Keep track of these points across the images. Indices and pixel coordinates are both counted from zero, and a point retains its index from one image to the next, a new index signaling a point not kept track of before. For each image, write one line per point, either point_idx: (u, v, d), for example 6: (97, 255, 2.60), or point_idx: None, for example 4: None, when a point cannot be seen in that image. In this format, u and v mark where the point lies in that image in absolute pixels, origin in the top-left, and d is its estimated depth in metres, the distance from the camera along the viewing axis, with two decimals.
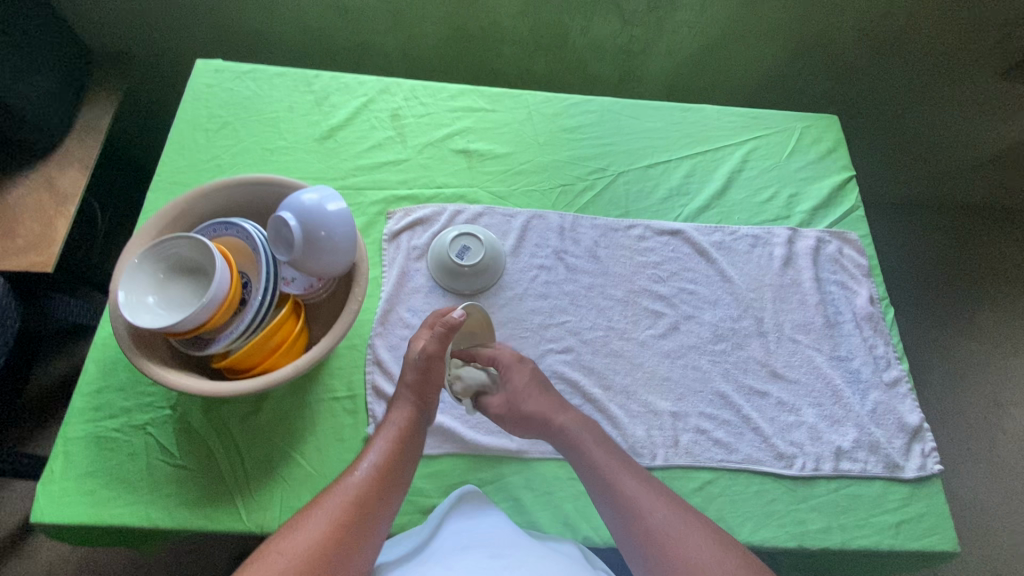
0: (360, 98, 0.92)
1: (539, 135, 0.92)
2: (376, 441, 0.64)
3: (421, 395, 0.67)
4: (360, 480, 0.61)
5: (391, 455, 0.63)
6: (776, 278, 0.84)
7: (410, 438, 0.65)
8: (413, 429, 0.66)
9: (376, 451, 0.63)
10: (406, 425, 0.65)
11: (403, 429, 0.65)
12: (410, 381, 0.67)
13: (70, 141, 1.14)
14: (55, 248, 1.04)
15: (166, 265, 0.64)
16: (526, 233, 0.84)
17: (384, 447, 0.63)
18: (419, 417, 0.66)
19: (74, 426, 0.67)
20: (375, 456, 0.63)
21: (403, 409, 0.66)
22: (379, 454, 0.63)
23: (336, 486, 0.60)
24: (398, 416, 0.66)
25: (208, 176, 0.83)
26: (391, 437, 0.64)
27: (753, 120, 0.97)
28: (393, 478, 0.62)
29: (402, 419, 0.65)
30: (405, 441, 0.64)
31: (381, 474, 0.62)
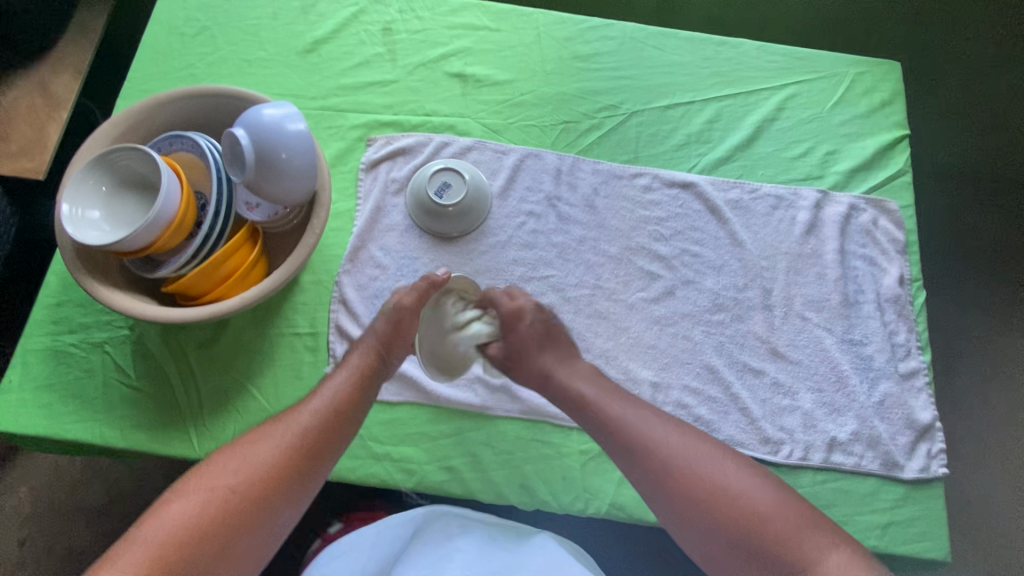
0: (350, 7, 0.82)
1: (546, 63, 0.82)
2: (333, 378, 0.61)
3: (386, 339, 0.64)
4: (310, 416, 0.57)
5: (348, 394, 0.60)
6: (795, 246, 0.74)
7: (371, 377, 0.62)
8: (375, 373, 0.62)
9: (332, 389, 0.60)
10: (367, 366, 0.62)
11: (365, 370, 0.62)
12: (378, 330, 0.64)
13: (64, 45, 1.08)
14: (47, 155, 1.01)
15: (116, 179, 0.59)
16: (518, 173, 0.76)
17: (342, 385, 0.60)
18: (382, 361, 0.63)
19: (33, 337, 0.66)
20: (330, 392, 0.60)
21: (366, 351, 0.63)
22: (334, 392, 0.60)
23: (286, 418, 0.58)
24: (360, 355, 0.63)
25: (181, 86, 0.77)
26: (351, 377, 0.61)
27: (798, 60, 0.84)
28: (348, 417, 0.59)
29: (366, 358, 0.62)
30: (364, 380, 0.61)
31: (335, 413, 0.58)
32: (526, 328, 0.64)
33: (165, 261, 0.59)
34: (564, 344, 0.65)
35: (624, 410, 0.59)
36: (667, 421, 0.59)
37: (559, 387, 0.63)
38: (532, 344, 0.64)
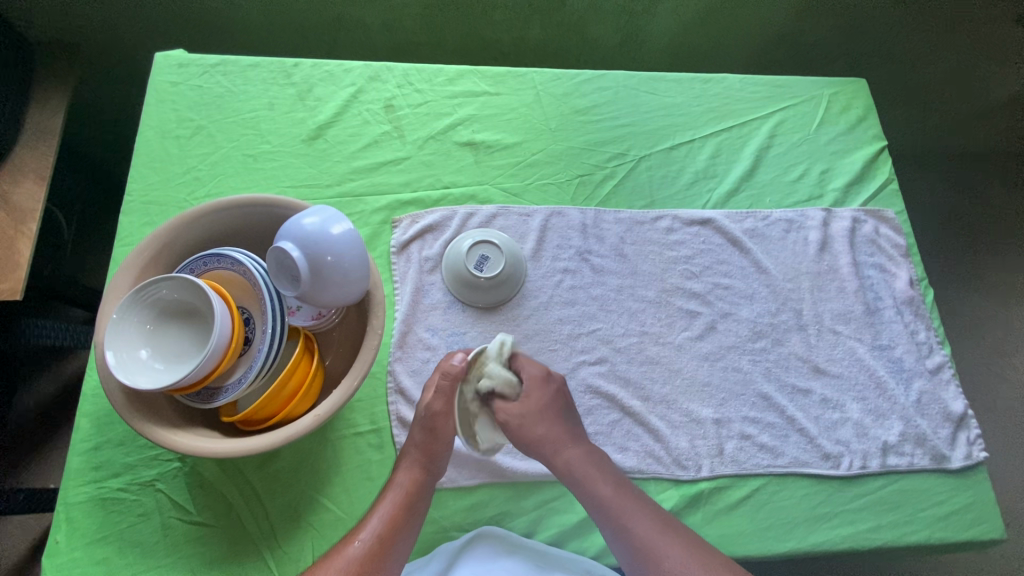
0: (348, 88, 0.82)
1: (550, 120, 0.83)
2: (379, 504, 0.59)
3: (432, 449, 0.61)
4: (355, 552, 0.56)
5: (396, 520, 0.58)
6: (813, 265, 0.79)
7: (417, 497, 0.60)
8: (422, 490, 0.60)
9: (378, 518, 0.58)
10: (412, 488, 0.60)
11: (411, 488, 0.60)
12: (418, 440, 0.62)
13: (20, 151, 1.01)
14: (21, 273, 0.94)
15: (155, 311, 0.56)
16: (546, 233, 0.77)
17: (388, 510, 0.59)
18: (427, 477, 0.61)
19: (73, 489, 0.61)
20: (377, 521, 0.58)
21: (410, 469, 0.61)
22: (380, 521, 0.58)
23: (335, 554, 0.56)
24: (406, 477, 0.60)
25: (186, 191, 0.74)
26: (397, 499, 0.59)
27: (779, 88, 0.89)
28: (395, 545, 0.57)
29: (414, 477, 0.60)
30: (411, 503, 0.59)
31: (381, 542, 0.57)
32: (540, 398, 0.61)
33: (219, 391, 0.56)
34: (572, 423, 0.63)
35: (646, 524, 0.59)
36: (657, 526, 0.59)
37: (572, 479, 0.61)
38: (547, 412, 0.61)
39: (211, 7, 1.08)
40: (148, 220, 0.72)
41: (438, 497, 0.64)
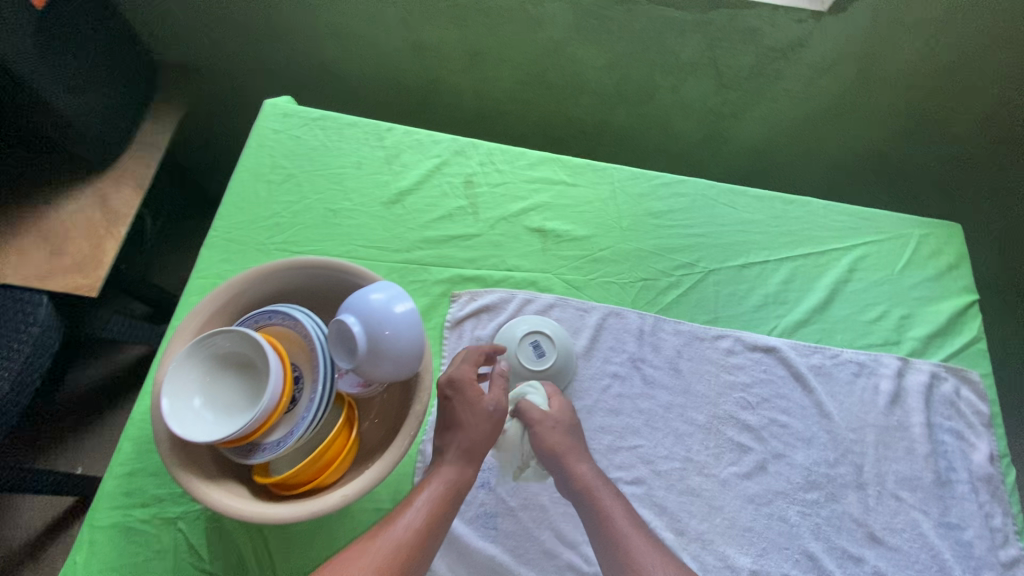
0: (433, 159, 0.85)
1: (622, 218, 0.83)
2: (418, 496, 0.57)
3: (486, 441, 0.61)
4: (407, 530, 0.54)
5: (440, 509, 0.56)
6: (881, 418, 0.73)
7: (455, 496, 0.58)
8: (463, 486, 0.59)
9: (425, 503, 0.56)
10: (462, 481, 0.59)
11: (457, 484, 0.58)
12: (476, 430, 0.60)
13: (127, 160, 1.12)
14: (101, 272, 1.03)
15: (213, 362, 0.58)
16: (601, 333, 0.76)
17: (425, 504, 0.56)
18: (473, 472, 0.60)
19: (102, 512, 0.62)
20: (422, 508, 0.56)
21: (463, 461, 0.59)
22: (421, 510, 0.56)
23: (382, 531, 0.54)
24: (454, 469, 0.59)
25: (267, 235, 0.77)
26: (444, 491, 0.58)
27: (865, 221, 0.86)
28: (439, 529, 0.56)
29: (462, 471, 0.59)
30: (449, 499, 0.58)
31: (429, 527, 0.55)
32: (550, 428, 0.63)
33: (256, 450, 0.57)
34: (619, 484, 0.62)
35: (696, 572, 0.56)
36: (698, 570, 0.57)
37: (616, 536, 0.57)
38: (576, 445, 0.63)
39: (321, 59, 1.15)
40: (226, 257, 0.75)
41: None
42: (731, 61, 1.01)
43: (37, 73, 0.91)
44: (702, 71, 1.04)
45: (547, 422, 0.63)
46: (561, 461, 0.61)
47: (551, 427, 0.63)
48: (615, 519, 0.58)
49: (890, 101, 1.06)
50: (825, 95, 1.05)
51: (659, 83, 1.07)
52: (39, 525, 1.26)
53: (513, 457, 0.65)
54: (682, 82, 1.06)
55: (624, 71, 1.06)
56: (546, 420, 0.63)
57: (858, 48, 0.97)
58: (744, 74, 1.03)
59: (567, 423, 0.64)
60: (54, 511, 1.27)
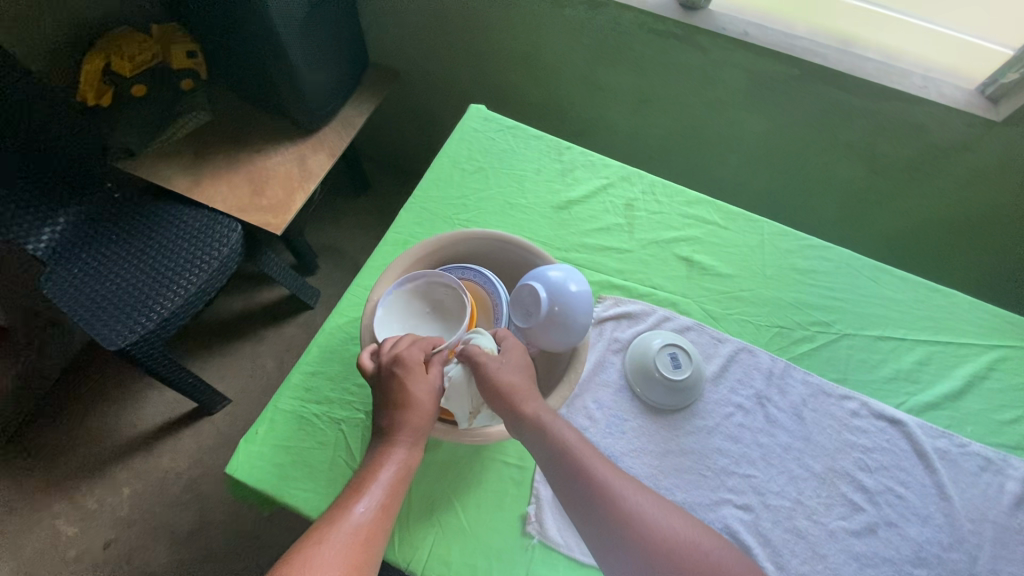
0: (602, 179, 0.95)
1: (766, 267, 0.89)
2: (370, 486, 0.59)
3: (419, 420, 0.62)
4: (365, 515, 0.56)
5: (395, 490, 0.59)
6: (1005, 518, 0.72)
7: (403, 483, 0.60)
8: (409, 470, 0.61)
9: (381, 487, 0.59)
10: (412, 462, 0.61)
11: (408, 465, 0.61)
12: (415, 407, 0.62)
13: (328, 131, 1.32)
14: (288, 217, 1.20)
15: (418, 297, 0.71)
16: (731, 364, 0.80)
17: (381, 490, 0.58)
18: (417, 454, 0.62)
19: (284, 398, 0.74)
20: (376, 493, 0.58)
21: (408, 445, 0.61)
22: (378, 493, 0.58)
23: (337, 520, 0.56)
24: (404, 447, 0.61)
25: (453, 210, 0.90)
26: (397, 473, 0.60)
27: (1012, 325, 0.86)
28: (394, 509, 0.59)
29: (411, 452, 0.61)
30: (399, 484, 0.60)
31: (383, 509, 0.58)
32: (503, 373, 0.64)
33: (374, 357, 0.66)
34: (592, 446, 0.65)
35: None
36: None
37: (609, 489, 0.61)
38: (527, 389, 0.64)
39: (504, 81, 1.31)
40: (417, 221, 0.88)
41: (552, 556, 0.67)
42: (890, 150, 1.06)
43: (295, 51, 1.11)
44: (857, 155, 1.09)
45: (497, 362, 0.64)
46: (514, 401, 0.63)
47: (499, 367, 0.64)
48: (573, 444, 0.63)
49: None
50: (980, 200, 1.07)
51: (811, 158, 1.14)
52: (158, 420, 1.43)
53: (465, 403, 0.65)
54: (835, 162, 1.12)
55: (781, 139, 1.14)
56: (493, 360, 0.64)
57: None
58: (901, 166, 1.08)
59: (518, 365, 0.66)
60: (172, 412, 1.44)
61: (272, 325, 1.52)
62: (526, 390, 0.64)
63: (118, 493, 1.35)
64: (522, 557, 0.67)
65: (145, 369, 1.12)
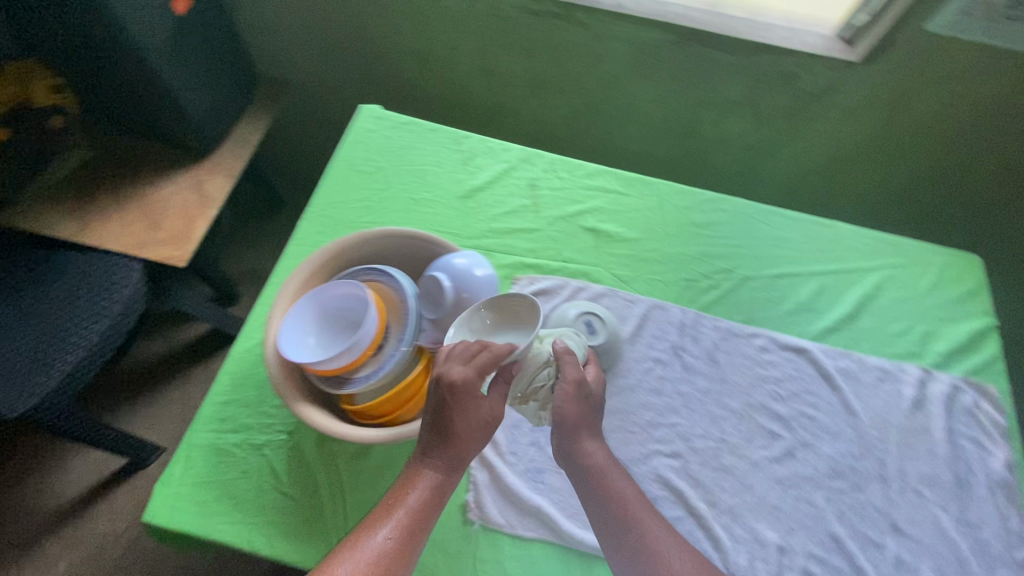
0: (503, 163, 0.96)
1: (668, 226, 0.92)
2: (398, 511, 0.59)
3: (464, 446, 0.61)
4: (386, 542, 0.57)
5: (420, 516, 0.59)
6: (904, 420, 0.79)
7: (430, 510, 0.60)
8: (439, 495, 0.61)
9: (406, 511, 0.59)
10: (445, 485, 0.61)
11: (439, 490, 0.61)
12: (466, 433, 0.61)
13: (223, 152, 1.26)
14: (191, 246, 1.15)
15: (325, 308, 0.68)
16: (645, 322, 0.83)
17: (407, 514, 0.59)
18: (451, 479, 0.62)
19: (198, 433, 0.71)
20: (400, 518, 0.58)
21: (441, 469, 0.61)
22: (401, 518, 0.58)
23: (360, 546, 0.56)
24: (438, 471, 0.61)
25: (356, 214, 0.88)
26: (426, 497, 0.60)
27: (891, 246, 0.94)
28: (418, 536, 0.59)
29: (444, 476, 0.61)
30: (427, 509, 0.60)
31: (406, 536, 0.58)
32: (582, 405, 0.67)
33: (445, 359, 0.62)
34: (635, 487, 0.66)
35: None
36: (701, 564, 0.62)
37: (637, 535, 0.63)
38: (587, 423, 0.68)
39: (400, 80, 1.30)
40: (320, 230, 0.86)
41: (497, 539, 0.68)
42: (770, 101, 1.12)
43: (168, 71, 1.06)
44: (743, 109, 1.15)
45: (585, 389, 0.67)
46: (576, 435, 0.67)
47: (582, 395, 0.67)
48: (624, 491, 0.65)
49: (920, 149, 1.15)
50: (856, 136, 1.15)
51: (702, 117, 1.19)
52: (85, 484, 1.33)
53: (526, 386, 0.67)
54: (725, 118, 1.18)
55: (671, 104, 1.18)
56: (583, 386, 0.67)
57: (887, 97, 1.07)
58: (783, 114, 1.14)
59: (596, 397, 0.69)
60: (100, 473, 1.34)
61: (199, 363, 1.44)
62: (589, 424, 0.68)
63: (52, 569, 1.25)
64: (466, 546, 0.67)
65: (55, 430, 1.05)
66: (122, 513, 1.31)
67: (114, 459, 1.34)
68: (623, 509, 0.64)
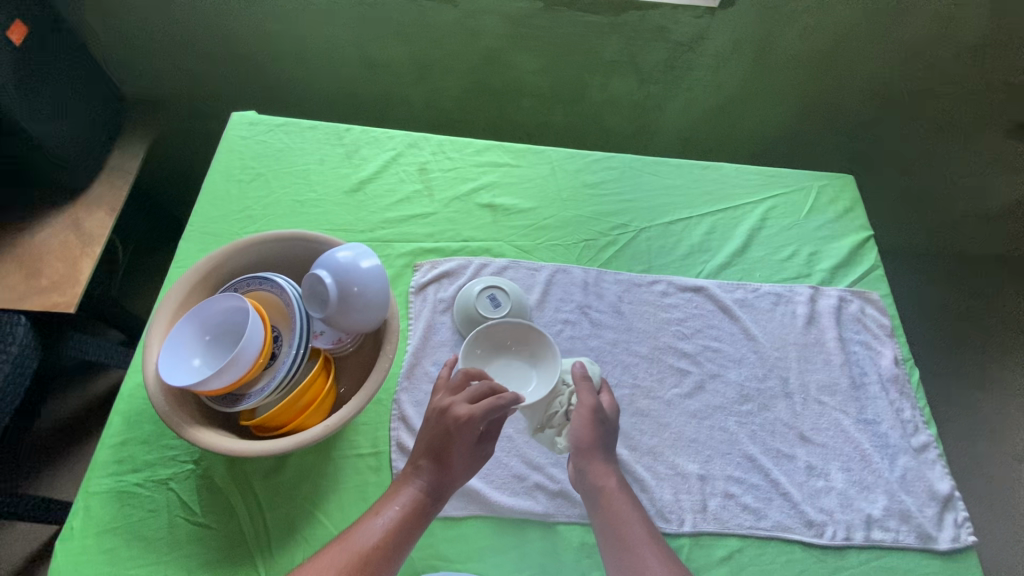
0: (389, 152, 0.95)
1: (562, 191, 0.94)
2: (388, 513, 0.59)
3: (456, 461, 0.62)
4: (371, 541, 0.57)
5: (409, 520, 0.59)
6: (800, 337, 0.84)
7: (420, 518, 0.60)
8: (430, 504, 0.61)
9: (397, 513, 0.59)
10: (436, 493, 0.61)
11: (429, 500, 0.61)
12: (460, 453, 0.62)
13: (98, 185, 1.18)
14: (78, 290, 1.08)
15: (210, 326, 0.66)
16: (550, 287, 0.84)
17: (398, 517, 0.59)
18: (444, 488, 0.62)
19: (95, 480, 0.67)
20: (388, 520, 0.58)
21: (432, 478, 0.61)
22: (391, 520, 0.59)
23: (348, 541, 0.57)
24: (429, 480, 0.61)
25: (241, 226, 0.85)
26: (416, 502, 0.60)
27: (771, 178, 0.99)
28: (403, 543, 0.58)
29: (434, 486, 0.61)
30: (417, 514, 0.60)
31: (392, 537, 0.58)
32: (595, 431, 0.67)
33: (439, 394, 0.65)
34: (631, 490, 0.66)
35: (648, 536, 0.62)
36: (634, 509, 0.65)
37: (628, 532, 0.62)
38: (599, 447, 0.67)
39: (280, 84, 1.25)
40: (202, 248, 0.82)
41: (428, 524, 0.67)
42: (646, 56, 1.15)
43: (14, 105, 0.97)
44: (624, 67, 1.18)
45: (597, 415, 0.67)
46: (590, 457, 0.67)
47: (595, 420, 0.67)
48: (616, 488, 0.65)
49: (790, 84, 1.22)
50: (732, 79, 1.20)
51: (587, 81, 1.21)
52: (10, 564, 1.23)
53: (536, 419, 0.69)
54: (609, 80, 1.20)
55: (554, 72, 1.19)
56: (596, 414, 0.67)
57: (751, 37, 1.12)
58: (661, 67, 1.17)
59: (612, 421, 0.69)
60: (26, 549, 1.25)
61: None
62: (601, 447, 0.67)
63: None
64: None
65: None
66: None
67: (39, 530, 1.25)
68: (615, 511, 0.64)
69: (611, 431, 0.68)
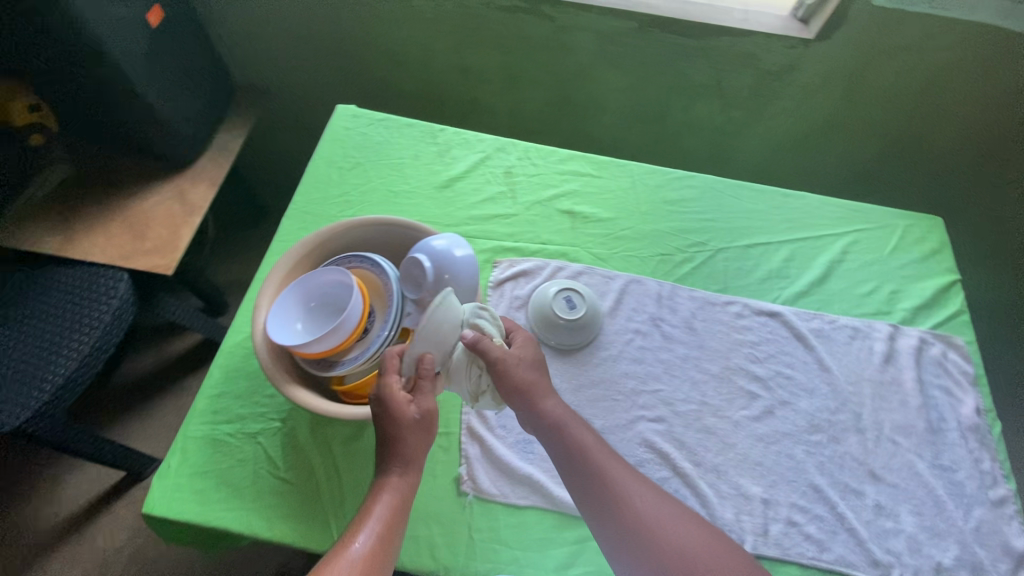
0: (479, 153, 0.99)
1: (642, 205, 0.96)
2: (368, 516, 0.59)
3: (414, 447, 0.62)
4: (359, 551, 0.56)
5: (391, 522, 0.59)
6: (877, 373, 0.82)
7: (399, 512, 0.61)
8: (404, 500, 0.61)
9: (376, 519, 0.59)
10: (407, 489, 0.62)
11: (403, 496, 0.61)
12: (416, 430, 0.62)
13: (202, 162, 1.28)
14: (178, 254, 1.16)
15: (313, 295, 0.71)
16: (624, 296, 0.86)
17: (377, 521, 0.59)
18: (412, 481, 0.63)
19: (193, 425, 0.72)
20: (371, 528, 0.58)
21: (399, 475, 0.62)
22: (375, 528, 0.58)
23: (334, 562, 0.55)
24: (398, 476, 0.62)
25: (338, 209, 0.90)
26: (393, 503, 0.60)
27: (855, 212, 0.98)
28: (391, 544, 0.59)
29: (405, 481, 0.62)
30: (398, 512, 0.60)
31: (382, 540, 0.58)
32: (516, 378, 0.65)
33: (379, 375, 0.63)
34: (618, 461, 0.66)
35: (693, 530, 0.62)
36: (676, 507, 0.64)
37: (630, 502, 0.63)
38: (540, 387, 0.67)
39: (376, 83, 1.33)
40: (302, 225, 0.88)
41: (491, 509, 0.70)
42: (733, 83, 1.17)
43: (144, 82, 1.07)
44: (709, 91, 1.19)
45: (511, 361, 0.65)
46: (533, 401, 0.66)
47: (514, 367, 0.65)
48: (588, 445, 0.65)
49: (877, 122, 1.21)
50: (818, 112, 1.20)
51: (670, 103, 1.23)
52: (81, 501, 1.33)
53: (464, 386, 0.65)
54: (692, 103, 1.22)
55: (639, 91, 1.22)
56: (503, 361, 0.65)
57: (842, 73, 1.12)
58: (748, 93, 1.18)
59: (530, 359, 0.68)
60: (96, 488, 1.34)
61: (191, 373, 1.45)
62: (540, 389, 0.67)
63: None
64: (461, 517, 0.69)
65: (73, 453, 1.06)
66: (121, 526, 1.31)
67: (109, 474, 1.34)
68: (604, 482, 0.64)
69: (537, 367, 0.69)
